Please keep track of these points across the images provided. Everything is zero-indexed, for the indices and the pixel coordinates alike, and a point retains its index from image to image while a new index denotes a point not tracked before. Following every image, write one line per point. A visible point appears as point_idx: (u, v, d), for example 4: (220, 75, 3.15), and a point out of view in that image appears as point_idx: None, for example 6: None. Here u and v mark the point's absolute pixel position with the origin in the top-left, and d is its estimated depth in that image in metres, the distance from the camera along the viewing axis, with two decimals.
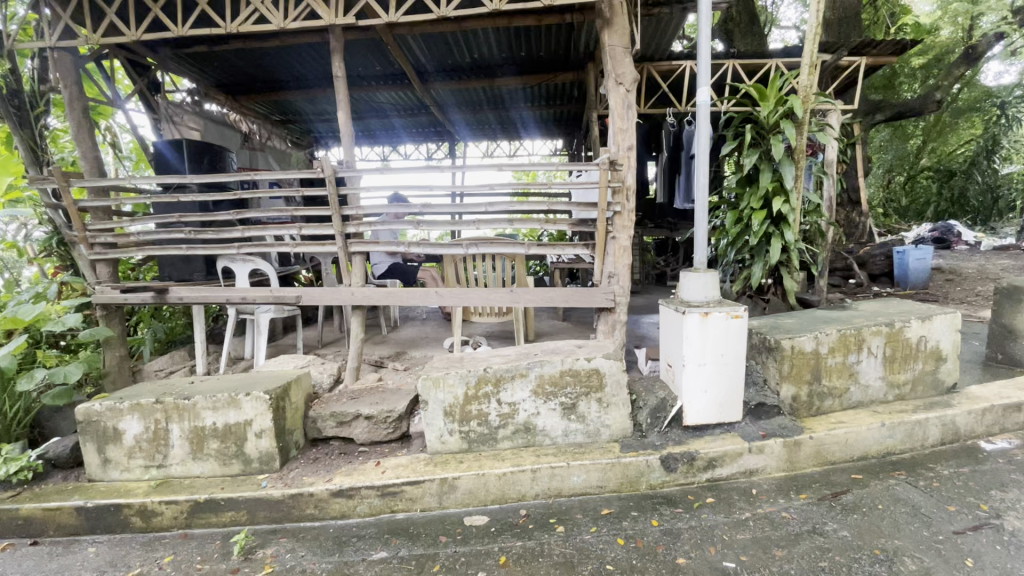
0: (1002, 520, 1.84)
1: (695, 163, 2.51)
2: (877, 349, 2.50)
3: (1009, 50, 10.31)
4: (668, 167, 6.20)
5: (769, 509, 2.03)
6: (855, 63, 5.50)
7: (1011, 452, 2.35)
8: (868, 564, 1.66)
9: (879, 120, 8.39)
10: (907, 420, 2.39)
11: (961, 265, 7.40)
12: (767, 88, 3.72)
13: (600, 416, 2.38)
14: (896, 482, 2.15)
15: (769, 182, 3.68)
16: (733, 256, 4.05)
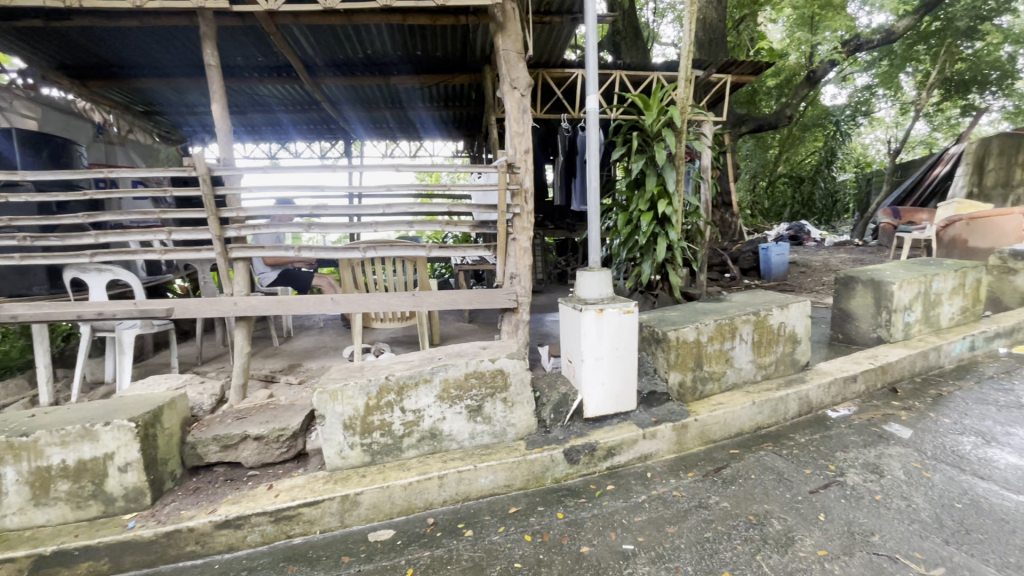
0: (845, 477, 2.15)
1: (587, 167, 2.63)
2: (747, 335, 2.81)
3: (840, 76, 12.13)
4: (566, 172, 6.46)
5: (662, 490, 2.19)
6: (722, 79, 6.05)
7: (851, 418, 2.77)
8: (744, 530, 1.85)
9: (743, 131, 9.46)
10: (773, 397, 2.70)
11: (810, 259, 8.60)
12: (651, 99, 4.02)
13: (506, 415, 2.40)
14: (765, 453, 2.42)
15: (654, 186, 3.99)
16: (625, 255, 4.32)
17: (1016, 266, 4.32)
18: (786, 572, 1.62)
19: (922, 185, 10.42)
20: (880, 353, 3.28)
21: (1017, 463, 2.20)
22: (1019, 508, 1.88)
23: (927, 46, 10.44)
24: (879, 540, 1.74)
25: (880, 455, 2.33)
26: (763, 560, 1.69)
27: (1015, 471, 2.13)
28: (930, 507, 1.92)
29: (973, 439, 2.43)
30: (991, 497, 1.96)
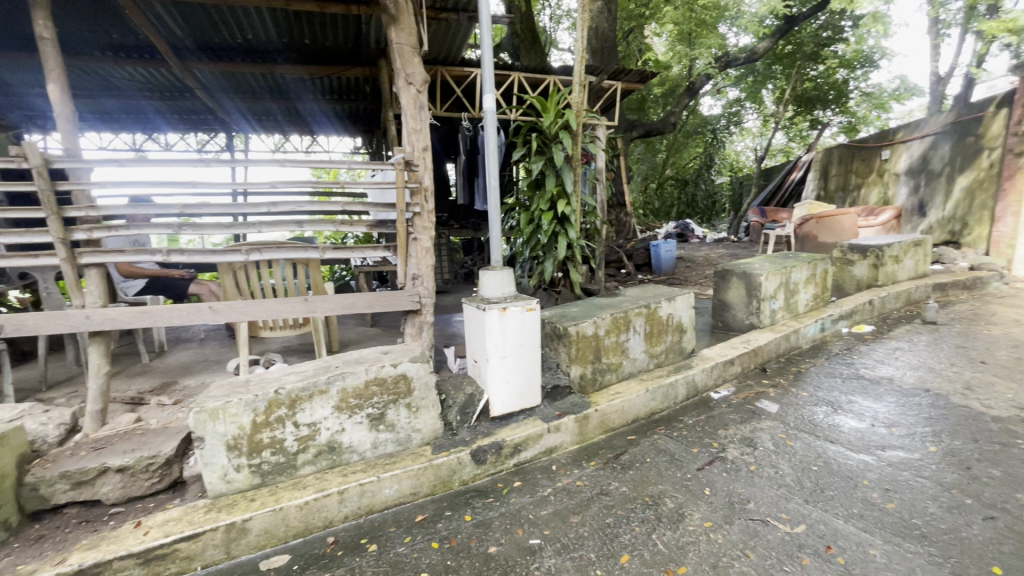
0: (726, 452, 2.37)
1: (486, 166, 2.62)
2: (640, 327, 2.99)
3: (715, 89, 13.42)
4: (468, 172, 6.44)
5: (566, 481, 2.25)
6: (613, 86, 6.43)
7: (730, 398, 3.06)
8: (641, 511, 1.96)
9: (634, 136, 10.12)
10: (664, 384, 2.91)
11: (694, 255, 9.42)
12: (548, 101, 4.13)
13: (410, 421, 2.33)
14: (659, 437, 2.60)
15: (553, 186, 4.11)
16: (527, 254, 4.41)
17: (854, 258, 5.08)
18: (678, 546, 1.74)
19: (782, 189, 11.96)
20: (753, 338, 3.67)
21: (857, 426, 2.57)
22: (859, 465, 2.20)
23: (782, 66, 11.93)
24: (754, 506, 1.94)
25: (753, 429, 2.60)
26: (658, 537, 1.80)
27: (857, 433, 2.49)
28: (793, 471, 2.17)
29: (825, 408, 2.81)
30: (839, 458, 2.27)
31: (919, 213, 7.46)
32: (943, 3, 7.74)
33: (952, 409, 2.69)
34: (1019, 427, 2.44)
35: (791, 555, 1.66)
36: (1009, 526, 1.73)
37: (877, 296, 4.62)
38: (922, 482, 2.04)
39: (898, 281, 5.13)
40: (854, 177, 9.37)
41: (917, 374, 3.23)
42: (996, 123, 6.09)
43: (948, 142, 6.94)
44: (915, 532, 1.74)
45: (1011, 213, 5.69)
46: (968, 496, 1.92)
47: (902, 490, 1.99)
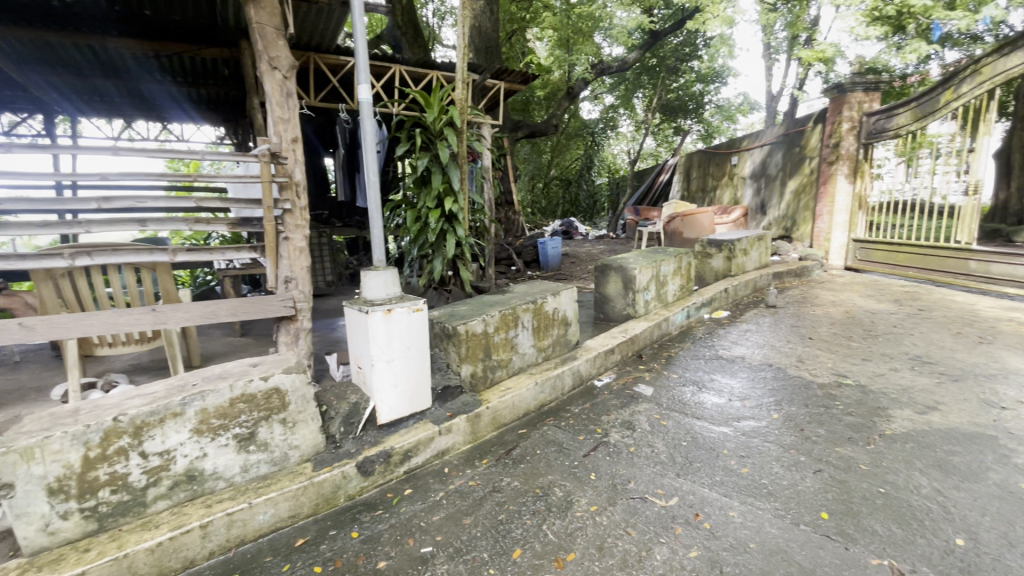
0: (609, 437, 2.51)
1: (365, 161, 2.48)
2: (528, 322, 3.06)
3: (593, 95, 14.24)
4: (349, 168, 6.11)
5: (459, 482, 2.22)
6: (496, 85, 6.50)
7: (611, 384, 3.26)
8: (532, 504, 2.00)
9: (519, 136, 10.37)
10: (551, 376, 3.00)
11: (578, 251, 9.92)
12: (431, 97, 4.06)
13: (286, 438, 2.13)
14: (548, 428, 2.67)
15: (439, 183, 4.04)
16: (415, 253, 4.29)
17: (711, 252, 5.72)
18: (567, 533, 1.80)
19: (653, 190, 13.15)
20: (630, 327, 3.95)
21: (717, 402, 2.89)
22: (719, 436, 2.46)
23: (649, 77, 13.01)
24: (633, 485, 2.07)
25: (632, 413, 2.79)
26: (548, 527, 1.85)
27: (717, 408, 2.79)
28: (666, 449, 2.37)
29: (692, 388, 3.11)
30: (703, 432, 2.52)
31: (761, 212, 8.70)
32: (774, 31, 8.98)
33: (789, 380, 3.13)
34: (837, 391, 2.91)
35: (665, 527, 1.80)
36: (831, 476, 2.05)
37: (730, 285, 5.24)
38: (768, 446, 2.34)
39: (746, 271, 5.87)
40: (711, 179, 10.57)
41: (763, 351, 3.72)
42: (814, 136, 7.22)
43: (780, 151, 8.11)
44: (763, 491, 1.99)
45: (826, 212, 6.74)
46: (802, 454, 2.24)
47: (754, 455, 2.26)
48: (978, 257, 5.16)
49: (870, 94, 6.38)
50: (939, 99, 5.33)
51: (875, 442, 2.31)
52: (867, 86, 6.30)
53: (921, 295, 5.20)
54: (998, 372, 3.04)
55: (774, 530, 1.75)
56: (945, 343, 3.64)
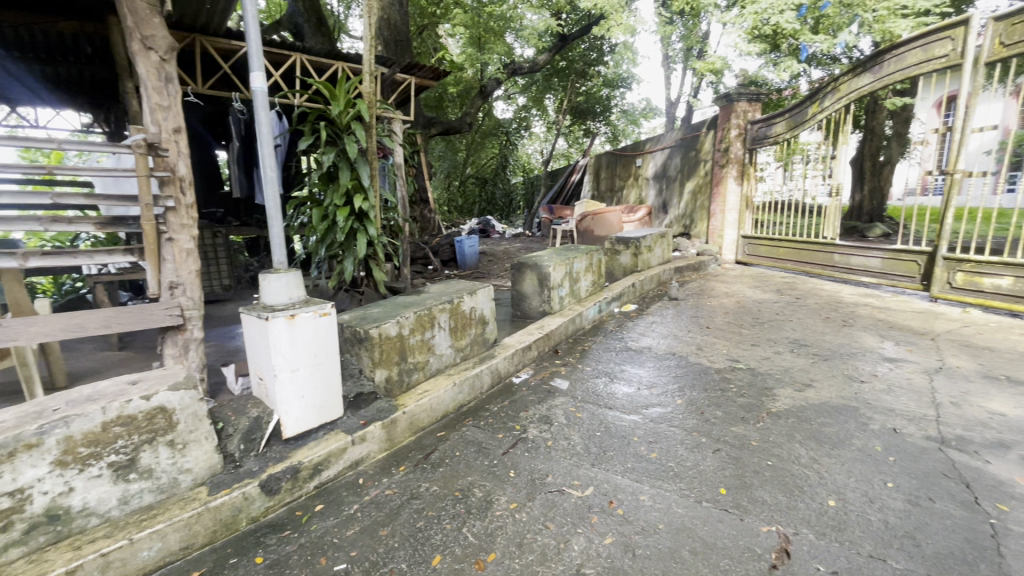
0: (528, 433, 2.54)
1: (261, 155, 2.30)
2: (444, 323, 3.01)
3: (506, 94, 14.39)
4: (246, 162, 5.64)
5: (375, 493, 2.13)
6: (407, 80, 6.32)
7: (528, 380, 3.31)
8: (452, 507, 1.97)
9: (433, 133, 10.22)
10: (469, 376, 2.98)
11: (495, 249, 9.99)
12: (336, 89, 3.85)
13: (176, 461, 1.90)
14: (467, 429, 2.65)
15: (348, 180, 3.85)
16: (322, 254, 4.05)
17: (620, 249, 6.01)
18: (487, 534, 1.80)
19: (565, 189, 13.58)
20: (546, 323, 4.03)
21: (628, 391, 3.04)
22: (630, 424, 2.59)
23: (559, 79, 13.39)
24: (551, 479, 2.11)
25: (549, 407, 2.85)
26: (468, 530, 1.83)
27: (628, 397, 2.94)
28: (582, 440, 2.45)
29: (605, 379, 3.25)
30: (615, 421, 2.64)
31: (663, 212, 9.31)
32: (671, 43, 9.64)
33: (690, 367, 3.37)
34: (731, 375, 3.18)
35: (582, 517, 1.85)
36: (728, 454, 2.24)
37: (637, 280, 5.54)
38: (673, 430, 2.50)
39: (652, 267, 6.25)
40: (619, 180, 11.13)
41: (667, 341, 3.97)
42: (707, 141, 7.84)
43: (679, 154, 8.73)
44: (670, 473, 2.12)
45: (719, 211, 7.38)
46: (703, 436, 2.42)
47: (661, 439, 2.40)
48: (841, 251, 5.79)
49: (753, 104, 7.05)
50: (808, 111, 6.00)
51: (763, 420, 2.55)
52: (750, 97, 6.97)
53: (798, 286, 5.85)
54: (858, 350, 3.50)
55: (680, 509, 1.87)
56: (817, 327, 4.13)
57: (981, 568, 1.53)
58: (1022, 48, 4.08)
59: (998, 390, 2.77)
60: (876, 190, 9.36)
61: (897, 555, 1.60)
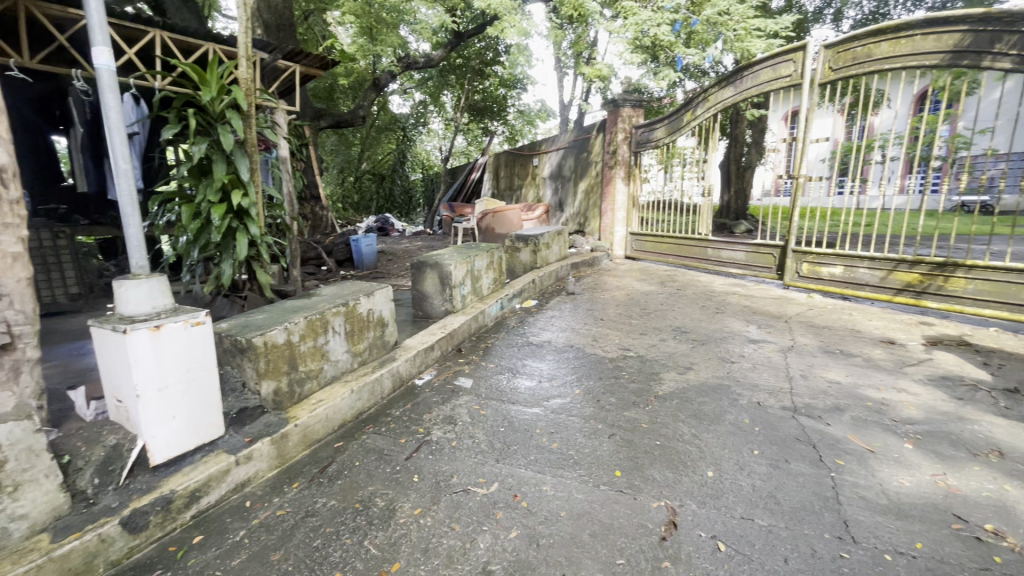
0: (431, 435, 2.50)
1: (110, 143, 1.99)
2: (340, 327, 2.85)
3: (402, 89, 14.00)
4: (93, 151, 4.86)
5: (264, 515, 1.96)
6: (290, 68, 5.86)
7: (431, 381, 3.25)
8: (352, 520, 1.87)
9: (323, 125, 9.63)
10: (369, 381, 2.85)
11: (395, 248, 9.70)
12: (206, 72, 3.46)
13: (6, 508, 1.58)
14: (367, 437, 2.53)
15: (224, 174, 3.47)
16: (195, 256, 3.63)
17: (520, 246, 6.13)
18: (390, 544, 1.73)
19: (465, 188, 13.60)
20: (448, 322, 3.99)
21: (530, 385, 3.11)
22: (533, 417, 2.66)
23: (455, 76, 13.32)
24: (456, 479, 2.10)
25: (453, 407, 2.83)
26: (370, 543, 1.75)
27: (530, 391, 3.01)
28: (486, 437, 2.46)
29: (507, 374, 3.30)
30: (518, 415, 2.69)
31: (559, 210, 9.67)
32: (563, 48, 10.02)
33: (587, 358, 3.54)
34: (623, 363, 3.40)
35: (488, 515, 1.86)
36: (622, 438, 2.39)
37: (537, 276, 5.71)
38: (573, 420, 2.61)
39: (550, 263, 6.47)
40: (518, 179, 11.38)
41: (566, 335, 4.14)
42: (597, 143, 8.29)
43: (572, 155, 9.12)
44: (570, 461, 2.20)
45: (610, 210, 7.84)
46: (599, 422, 2.55)
47: (561, 429, 2.49)
48: (714, 246, 6.40)
49: (636, 110, 7.58)
50: (683, 118, 6.59)
51: (652, 403, 2.76)
52: (634, 104, 7.48)
53: (678, 278, 6.40)
54: (728, 334, 3.93)
55: (581, 495, 1.96)
56: (696, 315, 4.56)
57: (826, 516, 1.79)
58: (846, 73, 4.82)
59: (835, 362, 3.27)
60: (740, 191, 10.54)
61: (762, 514, 1.81)
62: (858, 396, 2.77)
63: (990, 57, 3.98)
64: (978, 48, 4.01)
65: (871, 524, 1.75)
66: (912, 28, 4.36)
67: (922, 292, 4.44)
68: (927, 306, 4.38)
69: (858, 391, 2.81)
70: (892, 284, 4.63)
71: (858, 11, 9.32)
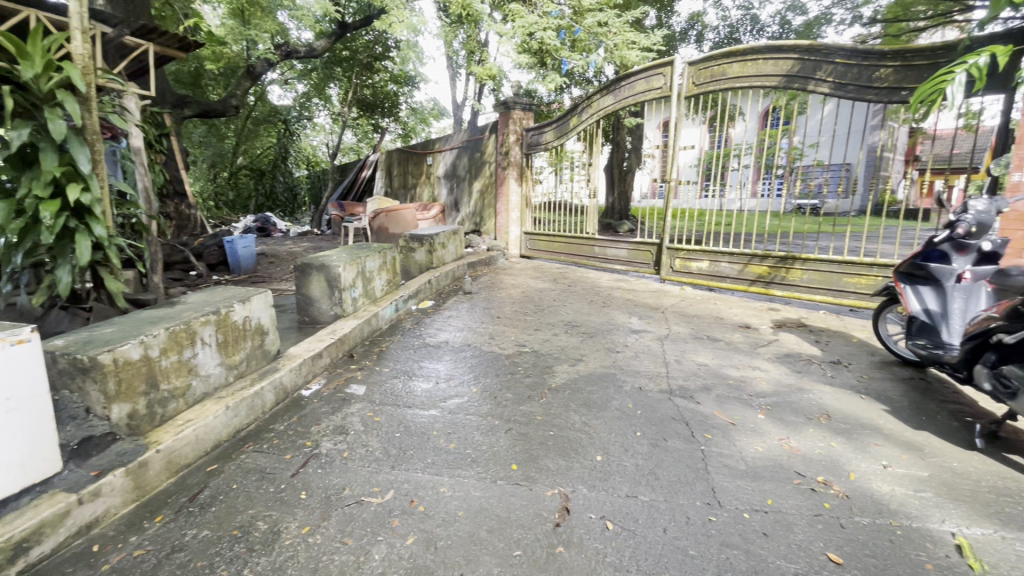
0: (320, 448, 2.35)
1: None
2: (211, 337, 2.57)
3: (282, 78, 13.01)
4: None
5: (117, 559, 1.70)
6: (142, 46, 5.00)
7: (320, 391, 3.06)
8: (229, 550, 1.70)
9: (187, 114, 8.62)
10: (246, 396, 2.60)
11: (278, 250, 8.99)
12: (26, 43, 2.89)
13: None
14: (246, 456, 2.31)
15: (55, 165, 2.92)
16: (19, 262, 3.04)
17: (414, 246, 6.01)
18: (275, 569, 1.61)
19: (356, 186, 13.03)
20: (338, 327, 3.78)
21: (427, 387, 3.06)
22: (429, 419, 2.62)
23: (342, 69, 12.66)
24: (349, 491, 2.00)
25: (344, 416, 2.69)
26: (251, 571, 1.61)
27: (426, 393, 2.96)
28: (381, 444, 2.37)
29: (403, 378, 3.21)
30: (414, 418, 2.63)
31: (454, 209, 9.65)
32: (454, 48, 9.99)
33: (484, 356, 3.57)
34: (519, 358, 3.49)
35: (383, 524, 1.80)
36: (517, 432, 2.45)
37: (432, 276, 5.64)
38: (470, 418, 2.61)
39: (446, 263, 6.42)
40: (411, 178, 11.16)
41: (462, 334, 4.14)
42: (490, 144, 8.40)
43: (466, 155, 9.15)
44: (467, 460, 2.21)
45: (504, 210, 7.99)
46: (496, 418, 2.59)
47: (458, 429, 2.49)
48: (600, 244, 6.83)
49: (526, 113, 7.81)
50: (570, 123, 6.94)
51: (546, 395, 2.86)
52: (524, 106, 7.70)
53: (569, 275, 6.71)
54: (614, 326, 4.21)
55: (478, 492, 1.97)
56: (585, 309, 4.82)
57: (697, 485, 2.00)
58: (706, 89, 5.42)
59: (703, 346, 3.65)
60: (623, 193, 11.36)
61: (645, 490, 1.97)
62: (721, 375, 3.12)
63: (813, 82, 4.70)
64: (804, 74, 4.72)
65: (733, 488, 1.98)
66: (755, 53, 5.01)
67: (769, 282, 5.11)
68: (774, 294, 5.06)
69: (721, 372, 3.17)
70: (747, 276, 5.27)
71: (715, 34, 10.50)
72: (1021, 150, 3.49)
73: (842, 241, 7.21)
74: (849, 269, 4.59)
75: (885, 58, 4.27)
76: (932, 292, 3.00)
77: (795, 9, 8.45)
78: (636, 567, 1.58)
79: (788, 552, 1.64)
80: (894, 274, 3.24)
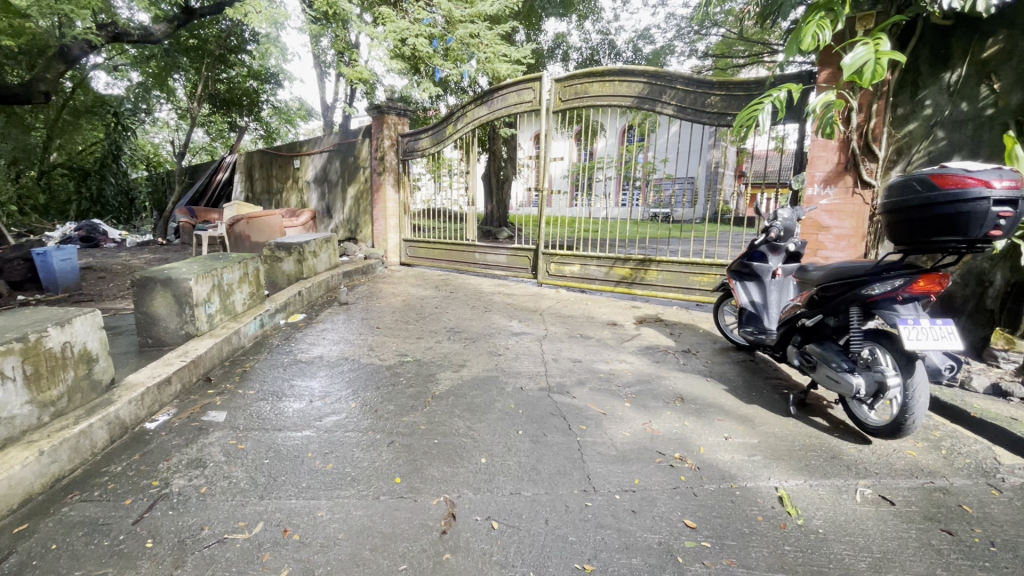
0: (170, 487, 2.06)
1: None
2: (14, 370, 2.10)
3: (109, 64, 11.18)
4: None
5: None
6: None
7: (169, 422, 2.67)
8: None
9: None
10: (68, 436, 2.18)
11: (108, 262, 7.70)
12: None
13: None
14: (71, 508, 1.95)
15: None
16: None
17: (281, 255, 5.55)
18: None
19: (209, 190, 11.69)
20: (189, 348, 3.35)
21: (299, 406, 2.84)
22: (302, 441, 2.43)
23: (188, 59, 11.24)
24: (207, 531, 1.78)
25: (201, 447, 2.39)
26: None
27: (299, 413, 2.75)
28: (246, 474, 2.15)
29: (272, 399, 2.94)
30: (285, 442, 2.43)
31: (327, 216, 9.12)
32: (322, 46, 9.45)
33: (364, 369, 3.42)
34: (401, 369, 3.41)
35: (251, 561, 1.63)
36: (400, 444, 2.38)
37: (303, 287, 5.26)
38: (349, 435, 2.49)
39: (319, 273, 6.03)
40: (276, 182, 10.31)
41: (339, 348, 3.91)
42: (363, 149, 8.09)
43: (337, 159, 8.71)
44: (346, 480, 2.09)
45: (381, 217, 7.74)
46: (377, 433, 2.50)
47: (336, 448, 2.35)
48: (480, 250, 6.95)
49: (401, 118, 7.68)
50: (446, 130, 6.97)
51: (429, 404, 2.83)
52: (399, 112, 7.56)
53: (451, 281, 6.72)
54: (495, 330, 4.30)
55: (359, 511, 1.88)
56: (467, 315, 4.85)
57: (575, 474, 2.13)
58: (571, 105, 5.83)
59: (576, 344, 3.90)
60: (500, 201, 11.70)
61: (528, 486, 2.04)
62: (593, 370, 3.36)
63: (660, 104, 5.30)
64: (652, 97, 5.31)
65: (606, 472, 2.15)
66: (611, 74, 5.51)
67: (632, 283, 5.63)
68: (636, 292, 5.57)
69: (593, 367, 3.41)
70: (613, 278, 5.75)
71: (579, 55, 11.34)
72: (812, 170, 4.30)
73: (689, 245, 8.20)
74: (695, 269, 5.23)
75: (714, 87, 4.96)
76: (756, 287, 3.53)
77: (645, 38, 9.46)
78: (521, 561, 1.63)
79: (652, 524, 1.82)
80: (728, 272, 3.75)
